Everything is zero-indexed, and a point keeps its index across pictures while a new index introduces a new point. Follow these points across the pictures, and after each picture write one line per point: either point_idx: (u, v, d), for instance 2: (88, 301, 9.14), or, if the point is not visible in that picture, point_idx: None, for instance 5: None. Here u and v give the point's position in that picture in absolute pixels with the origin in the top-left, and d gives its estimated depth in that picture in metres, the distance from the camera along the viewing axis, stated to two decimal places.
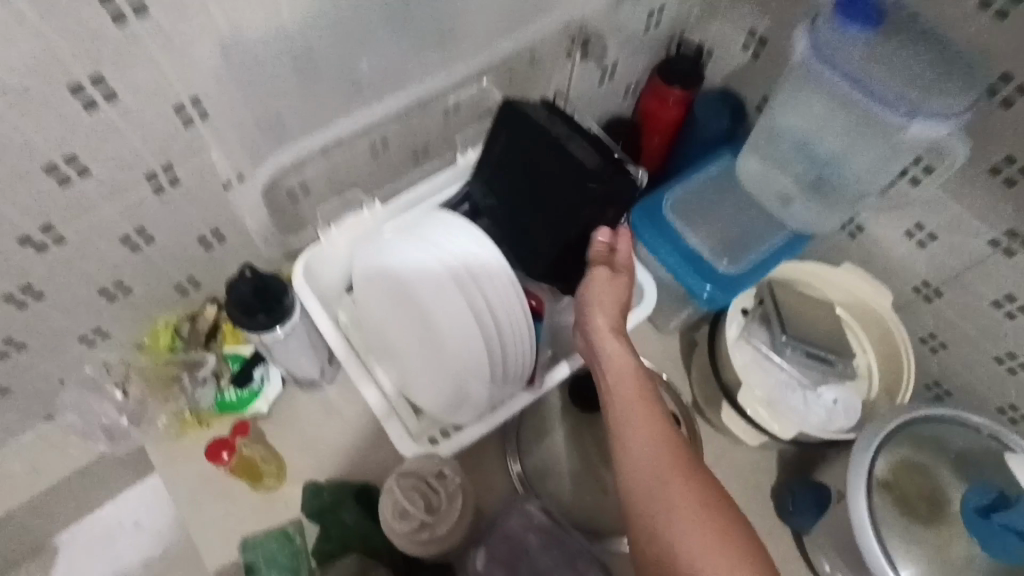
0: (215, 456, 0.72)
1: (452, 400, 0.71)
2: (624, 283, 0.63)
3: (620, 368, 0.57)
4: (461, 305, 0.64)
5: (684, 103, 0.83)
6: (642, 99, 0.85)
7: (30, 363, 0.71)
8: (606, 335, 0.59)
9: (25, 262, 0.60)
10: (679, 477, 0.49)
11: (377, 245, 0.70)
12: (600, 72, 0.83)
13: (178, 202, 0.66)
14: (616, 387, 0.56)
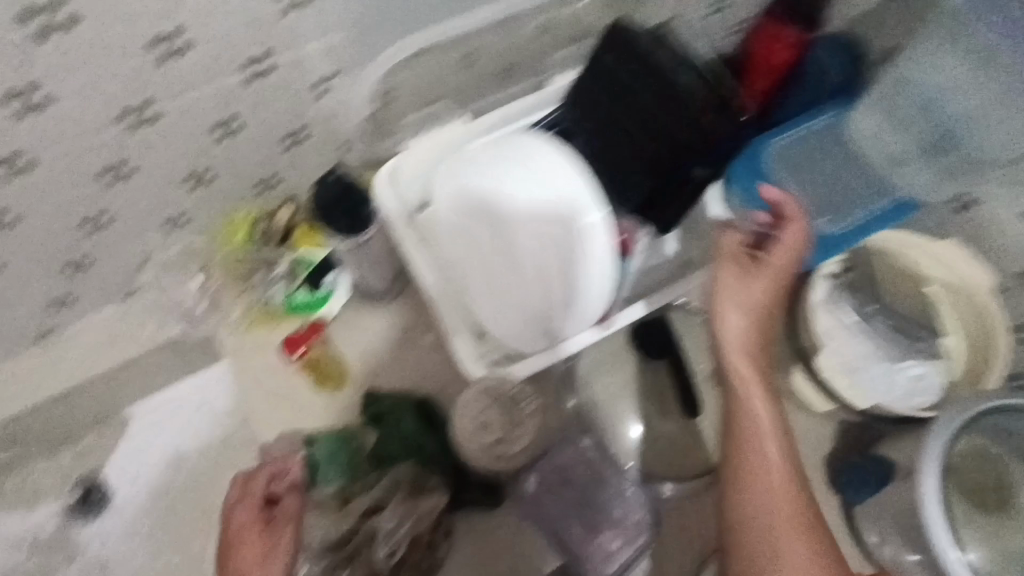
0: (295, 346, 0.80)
1: (522, 333, 0.69)
2: (762, 284, 0.58)
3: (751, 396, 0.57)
4: (546, 239, 0.61)
5: (802, 45, 0.70)
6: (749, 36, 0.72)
7: (114, 239, 0.72)
8: (738, 355, 0.58)
9: (120, 136, 0.60)
10: (795, 530, 0.54)
11: (464, 162, 0.68)
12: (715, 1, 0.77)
13: (270, 93, 0.64)
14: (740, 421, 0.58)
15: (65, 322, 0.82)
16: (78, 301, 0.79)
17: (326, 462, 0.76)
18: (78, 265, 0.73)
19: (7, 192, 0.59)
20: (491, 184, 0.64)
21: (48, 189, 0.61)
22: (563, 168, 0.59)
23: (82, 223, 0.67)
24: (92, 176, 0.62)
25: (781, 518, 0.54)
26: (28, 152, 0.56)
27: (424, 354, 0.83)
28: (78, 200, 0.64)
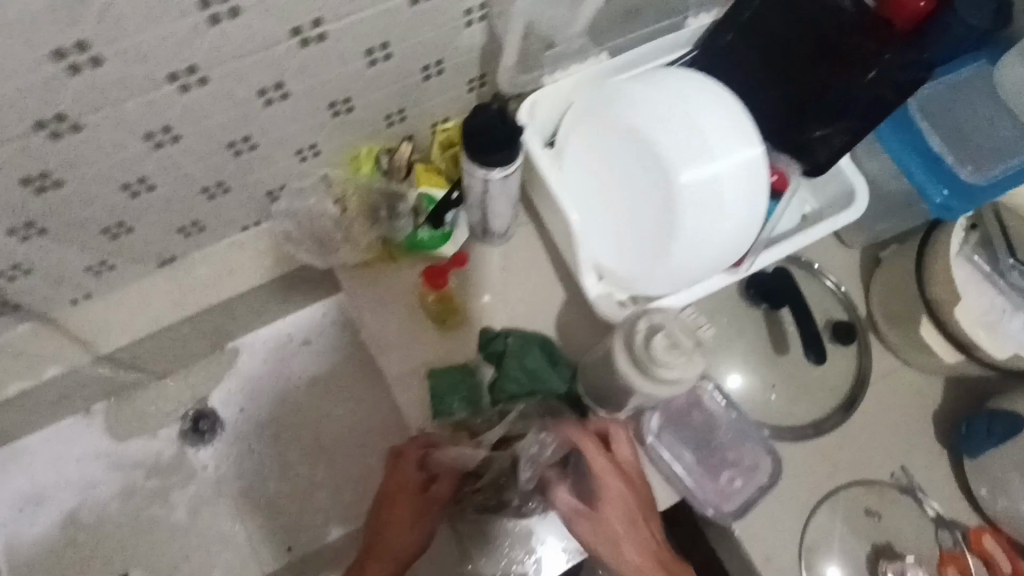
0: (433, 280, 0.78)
1: (654, 275, 0.68)
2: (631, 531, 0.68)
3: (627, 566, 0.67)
4: (710, 174, 0.61)
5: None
6: None
7: (251, 166, 0.73)
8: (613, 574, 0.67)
9: (285, 56, 0.59)
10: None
11: (615, 95, 0.66)
12: None
13: (424, 20, 0.64)
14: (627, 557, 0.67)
15: (186, 253, 0.82)
16: (203, 229, 0.80)
17: (448, 393, 0.77)
18: (214, 191, 0.73)
19: (174, 109, 0.59)
20: (653, 120, 0.63)
21: (207, 109, 0.61)
22: (720, 110, 0.63)
23: (229, 147, 0.68)
24: (253, 97, 0.62)
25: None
26: (203, 67, 0.56)
27: (539, 296, 0.84)
28: (231, 121, 0.64)
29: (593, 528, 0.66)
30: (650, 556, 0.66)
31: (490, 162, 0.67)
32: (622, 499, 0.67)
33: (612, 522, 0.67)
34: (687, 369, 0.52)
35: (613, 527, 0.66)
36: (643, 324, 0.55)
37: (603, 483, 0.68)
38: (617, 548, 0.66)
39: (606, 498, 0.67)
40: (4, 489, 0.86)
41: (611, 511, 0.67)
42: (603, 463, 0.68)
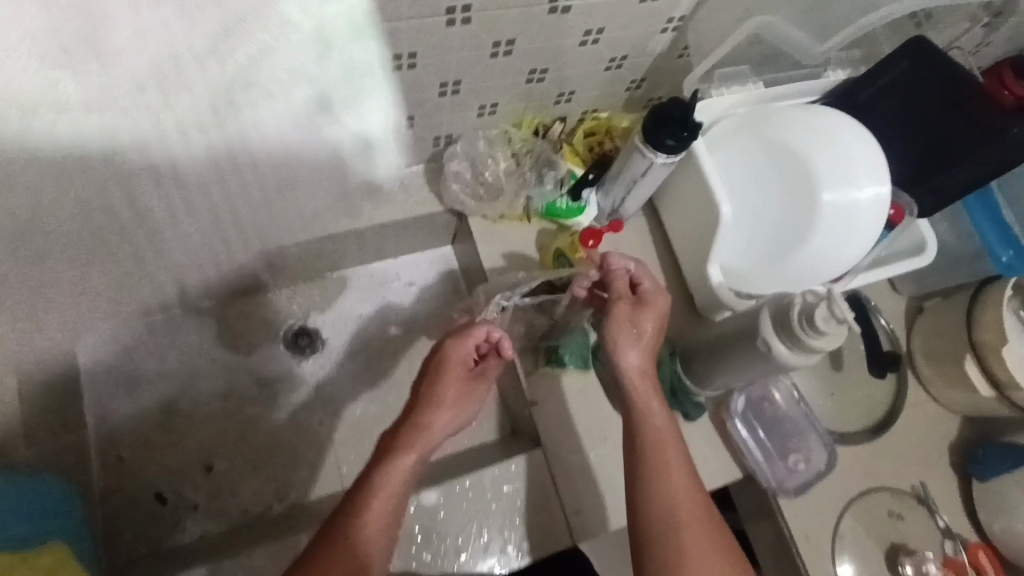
0: (585, 240, 0.85)
1: (770, 273, 0.81)
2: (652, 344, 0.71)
3: (642, 387, 0.69)
4: (845, 200, 0.75)
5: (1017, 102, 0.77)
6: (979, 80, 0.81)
7: (444, 108, 0.80)
8: (633, 384, 0.69)
9: (535, 16, 0.69)
10: (680, 457, 0.65)
11: (781, 116, 0.80)
12: (971, 47, 0.92)
13: (641, 17, 0.75)
14: (640, 389, 0.69)
15: None
16: None
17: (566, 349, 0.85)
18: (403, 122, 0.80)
19: (432, 39, 0.67)
20: (810, 141, 0.77)
21: (451, 46, 0.69)
22: (866, 151, 0.77)
23: (442, 85, 0.76)
24: (489, 44, 0.71)
25: (683, 464, 0.65)
26: (475, 9, 0.65)
27: None
28: (459, 63, 0.73)
29: (628, 314, 0.71)
30: (646, 370, 0.70)
31: (659, 147, 0.77)
32: (656, 319, 0.71)
33: (644, 320, 0.71)
34: (835, 339, 0.64)
35: (645, 327, 0.71)
36: (800, 298, 0.65)
37: (647, 302, 0.72)
38: (637, 342, 0.70)
39: (647, 311, 0.71)
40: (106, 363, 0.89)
41: (648, 316, 0.71)
42: (644, 286, 0.73)
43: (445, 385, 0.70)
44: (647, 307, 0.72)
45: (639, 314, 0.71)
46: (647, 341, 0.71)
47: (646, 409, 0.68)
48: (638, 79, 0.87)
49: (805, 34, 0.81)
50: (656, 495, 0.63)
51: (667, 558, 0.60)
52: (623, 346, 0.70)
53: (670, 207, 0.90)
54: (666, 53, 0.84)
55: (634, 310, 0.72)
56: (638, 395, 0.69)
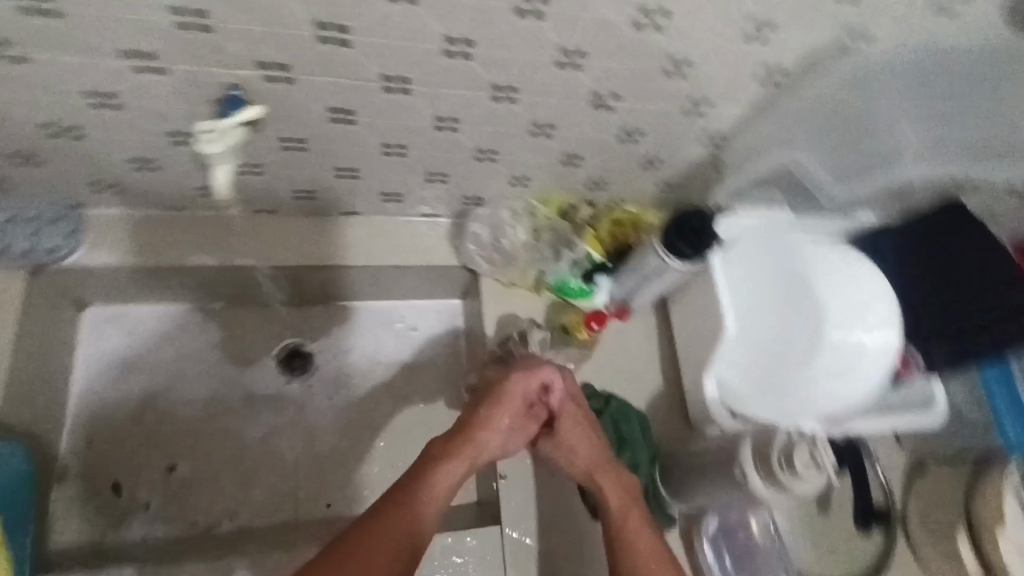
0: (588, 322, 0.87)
1: (766, 397, 0.79)
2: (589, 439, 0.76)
3: (591, 479, 0.74)
4: (849, 340, 0.74)
5: None
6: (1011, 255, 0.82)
7: (477, 171, 0.83)
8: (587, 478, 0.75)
9: (576, 107, 0.72)
10: (641, 531, 0.70)
11: (801, 244, 0.80)
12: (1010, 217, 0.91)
13: (681, 126, 0.77)
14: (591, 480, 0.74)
15: (367, 213, 0.91)
16: (400, 201, 0.89)
17: None
18: (436, 176, 0.83)
19: (476, 108, 0.70)
20: (821, 273, 0.77)
21: (493, 119, 0.72)
22: (878, 296, 0.77)
23: (479, 151, 0.79)
24: (529, 123, 0.74)
25: (642, 534, 0.70)
26: (521, 90, 0.68)
27: (641, 377, 0.92)
28: (498, 134, 0.75)
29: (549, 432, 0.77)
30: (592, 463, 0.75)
31: (674, 249, 0.78)
32: (573, 424, 0.76)
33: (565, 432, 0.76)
34: (812, 486, 0.61)
35: (569, 437, 0.76)
36: (783, 435, 0.63)
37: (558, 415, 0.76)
38: (568, 451, 0.76)
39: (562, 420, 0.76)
40: (104, 343, 0.91)
41: (569, 426, 0.76)
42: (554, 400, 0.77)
43: (503, 413, 0.72)
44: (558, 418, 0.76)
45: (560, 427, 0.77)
46: (576, 446, 0.75)
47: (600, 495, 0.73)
48: (671, 182, 0.90)
49: (828, 172, 0.83)
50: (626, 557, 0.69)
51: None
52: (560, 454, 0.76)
53: (679, 311, 0.90)
54: (701, 162, 0.86)
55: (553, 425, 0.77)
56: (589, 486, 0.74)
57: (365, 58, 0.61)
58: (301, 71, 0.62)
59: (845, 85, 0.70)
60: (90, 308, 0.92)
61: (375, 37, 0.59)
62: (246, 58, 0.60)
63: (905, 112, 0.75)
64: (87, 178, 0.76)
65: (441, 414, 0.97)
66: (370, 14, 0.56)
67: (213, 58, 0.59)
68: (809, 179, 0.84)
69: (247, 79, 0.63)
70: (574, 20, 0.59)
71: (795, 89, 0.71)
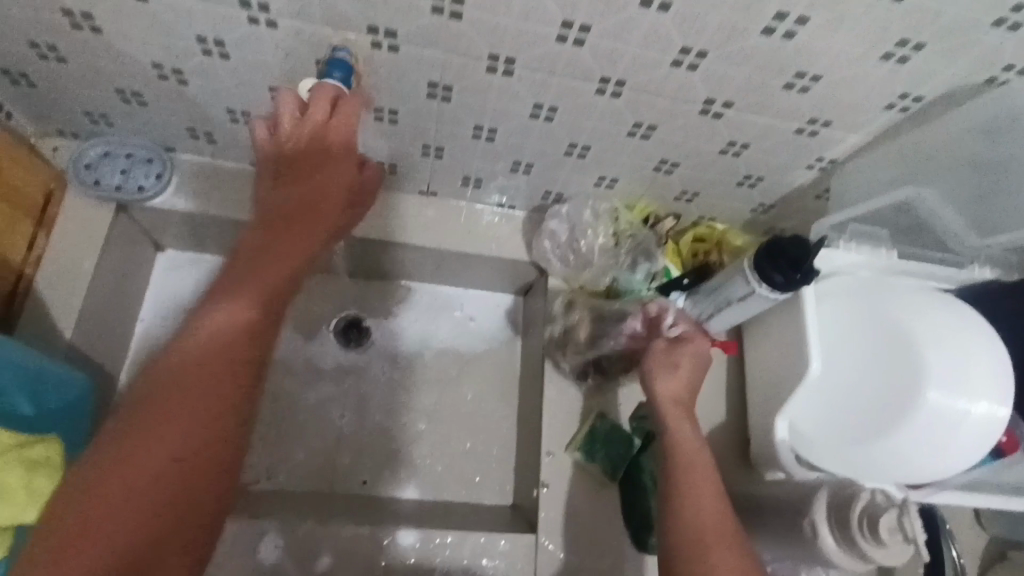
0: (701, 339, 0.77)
1: (841, 451, 0.73)
2: (690, 374, 0.73)
3: (676, 417, 0.69)
4: (948, 403, 0.67)
5: None
6: None
7: (565, 167, 0.80)
8: (673, 408, 0.70)
9: (684, 111, 0.68)
10: (708, 485, 0.63)
11: (907, 291, 0.73)
12: None
13: (790, 145, 0.72)
14: (672, 418, 0.69)
15: (444, 195, 0.90)
16: (480, 188, 0.87)
17: (612, 442, 0.82)
18: (521, 166, 0.81)
19: (576, 100, 0.67)
20: (926, 321, 0.69)
21: (592, 114, 0.69)
22: (992, 361, 0.69)
23: (571, 146, 0.76)
24: (630, 122, 0.70)
25: (711, 490, 0.63)
26: (628, 87, 0.64)
27: (703, 405, 0.87)
28: (594, 130, 0.72)
29: (664, 348, 0.74)
30: (679, 399, 0.71)
31: (764, 276, 0.72)
32: (691, 356, 0.74)
33: (679, 356, 0.73)
34: (896, 557, 0.55)
35: (682, 365, 0.73)
36: (866, 495, 0.57)
37: (684, 342, 0.74)
38: (670, 372, 0.72)
39: (684, 350, 0.74)
40: (174, 286, 0.93)
41: (686, 352, 0.74)
42: (692, 335, 0.75)
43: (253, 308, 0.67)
44: (683, 345, 0.74)
45: (677, 352, 0.74)
46: (683, 371, 0.72)
47: (680, 432, 0.68)
48: (766, 204, 0.85)
49: (956, 216, 0.75)
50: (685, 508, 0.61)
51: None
52: (658, 371, 0.73)
53: (756, 342, 0.84)
54: (803, 188, 0.80)
55: (673, 347, 0.74)
56: (671, 418, 0.69)
57: (474, 33, 0.59)
58: (407, 41, 0.61)
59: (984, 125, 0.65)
60: (164, 250, 0.94)
61: (489, 12, 0.56)
62: (359, 20, 0.59)
63: None
64: (182, 124, 0.78)
65: (488, 409, 0.95)
66: None
67: (324, 16, 0.59)
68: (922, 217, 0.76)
69: (353, 43, 0.62)
70: (702, 17, 0.55)
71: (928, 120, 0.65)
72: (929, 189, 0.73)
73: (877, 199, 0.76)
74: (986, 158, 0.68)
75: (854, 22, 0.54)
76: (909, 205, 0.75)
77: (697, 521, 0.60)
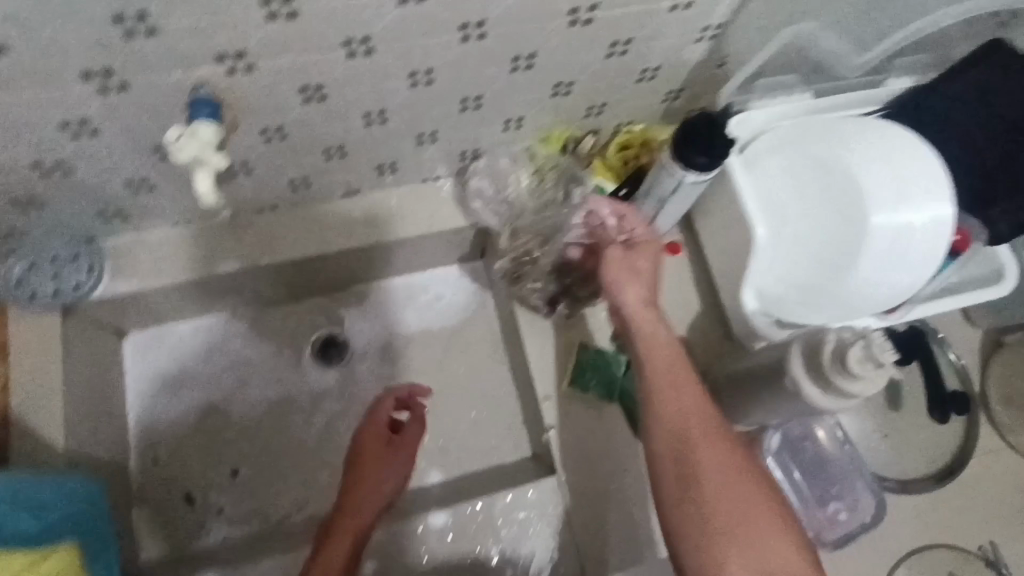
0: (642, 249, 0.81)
1: (811, 300, 0.75)
2: (647, 280, 0.70)
3: (647, 322, 0.68)
4: (896, 220, 0.68)
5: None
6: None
7: (469, 123, 0.80)
8: (641, 314, 0.68)
9: (554, 31, 0.66)
10: (685, 377, 0.66)
11: (830, 128, 0.73)
12: None
13: (673, 26, 0.70)
14: (642, 327, 0.68)
15: (368, 189, 0.89)
16: (398, 171, 0.86)
17: (599, 366, 0.83)
18: (426, 136, 0.80)
19: (448, 56, 0.66)
20: (853, 152, 0.70)
21: (468, 64, 0.68)
22: (929, 169, 0.69)
23: (463, 101, 0.75)
24: (508, 60, 0.69)
25: (690, 388, 0.65)
26: (490, 24, 0.63)
27: (678, 302, 0.88)
28: (477, 79, 0.71)
29: (621, 258, 0.71)
30: (643, 308, 0.69)
31: (687, 163, 0.72)
32: (647, 260, 0.71)
33: (637, 264, 0.71)
34: (873, 385, 0.56)
35: (641, 272, 0.71)
36: (833, 337, 0.59)
37: (639, 247, 0.72)
38: (630, 285, 0.69)
39: (641, 255, 0.71)
40: (153, 363, 0.95)
41: (640, 258, 0.71)
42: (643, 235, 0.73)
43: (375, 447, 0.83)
44: (638, 250, 0.72)
45: (634, 257, 0.71)
46: (642, 278, 0.70)
47: (650, 337, 0.67)
48: (675, 90, 0.84)
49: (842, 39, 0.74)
50: (668, 411, 0.64)
51: (690, 474, 0.62)
52: (616, 287, 0.70)
53: (706, 226, 0.85)
54: (703, 62, 0.79)
55: (630, 254, 0.71)
56: (641, 328, 0.68)
57: (315, 27, 0.58)
58: (259, 55, 0.59)
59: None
60: (129, 335, 0.95)
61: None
62: (202, 54, 0.57)
63: None
64: (90, 209, 0.77)
65: (483, 374, 0.97)
66: None
67: (165, 62, 0.57)
68: (815, 50, 0.75)
69: (208, 76, 0.60)
70: None
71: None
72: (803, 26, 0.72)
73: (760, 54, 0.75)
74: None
75: None
76: (793, 46, 0.75)
77: (683, 427, 0.64)
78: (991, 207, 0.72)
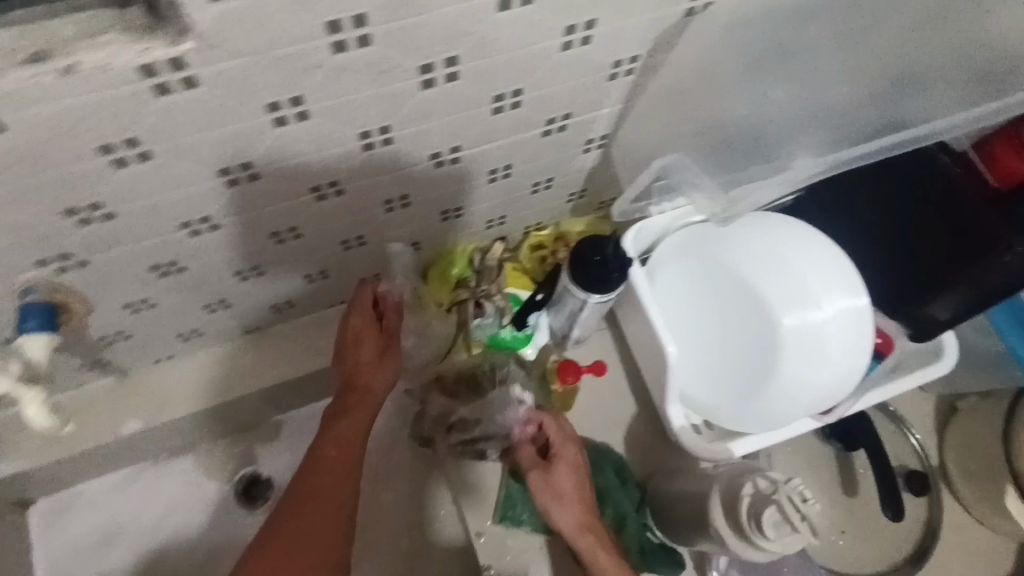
0: (563, 375, 0.75)
1: (739, 410, 0.71)
2: (579, 486, 0.67)
3: (589, 541, 0.65)
4: (806, 327, 0.66)
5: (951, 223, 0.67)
6: (939, 191, 0.68)
7: (362, 257, 0.75)
8: (580, 533, 0.65)
9: (420, 173, 0.62)
10: None
11: (725, 234, 0.71)
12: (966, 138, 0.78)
13: (551, 146, 0.67)
14: (583, 546, 0.65)
15: (269, 325, 0.83)
16: (299, 306, 0.81)
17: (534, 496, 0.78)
18: (316, 275, 0.75)
19: (309, 213, 0.62)
20: (749, 260, 0.68)
21: (337, 213, 0.64)
22: (834, 267, 0.67)
23: (344, 242, 0.71)
24: (380, 203, 0.65)
25: None
26: (343, 182, 0.59)
27: (609, 409, 0.83)
28: (353, 223, 0.67)
29: (545, 480, 0.66)
30: (583, 519, 0.66)
31: (589, 285, 0.68)
32: (575, 476, 0.67)
33: (562, 482, 0.66)
34: (792, 545, 0.52)
35: (569, 491, 0.66)
36: (749, 488, 0.54)
37: (560, 463, 0.67)
38: (563, 506, 0.66)
39: (563, 470, 0.67)
40: (62, 533, 0.86)
41: (563, 474, 0.67)
42: (562, 439, 0.69)
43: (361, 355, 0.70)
44: (560, 464, 0.67)
45: (557, 472, 0.67)
46: (574, 492, 0.66)
47: (593, 559, 0.65)
48: (577, 190, 0.80)
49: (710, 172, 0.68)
50: None
51: None
52: (551, 504, 0.65)
53: (628, 328, 0.80)
54: (597, 168, 0.75)
55: (550, 469, 0.67)
56: (582, 547, 0.65)
57: (143, 218, 0.53)
58: (87, 253, 0.54)
59: (722, 40, 0.57)
60: (35, 504, 0.86)
61: (134, 199, 0.50)
62: (19, 263, 0.52)
63: (766, 72, 0.60)
64: None
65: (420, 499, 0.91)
66: (112, 185, 0.47)
67: None
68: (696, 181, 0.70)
69: (35, 279, 0.55)
70: (354, 108, 0.49)
71: (659, 70, 0.60)
72: (669, 151, 0.67)
73: (640, 183, 0.70)
74: (704, 96, 0.62)
75: (502, 37, 0.48)
76: (667, 173, 0.69)
77: None
78: (1004, 253, 0.62)
